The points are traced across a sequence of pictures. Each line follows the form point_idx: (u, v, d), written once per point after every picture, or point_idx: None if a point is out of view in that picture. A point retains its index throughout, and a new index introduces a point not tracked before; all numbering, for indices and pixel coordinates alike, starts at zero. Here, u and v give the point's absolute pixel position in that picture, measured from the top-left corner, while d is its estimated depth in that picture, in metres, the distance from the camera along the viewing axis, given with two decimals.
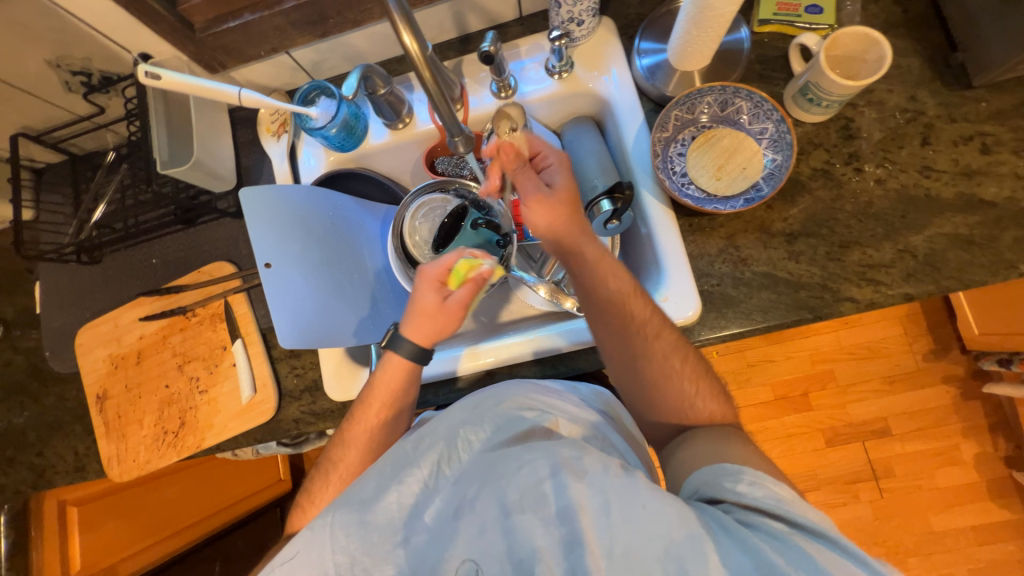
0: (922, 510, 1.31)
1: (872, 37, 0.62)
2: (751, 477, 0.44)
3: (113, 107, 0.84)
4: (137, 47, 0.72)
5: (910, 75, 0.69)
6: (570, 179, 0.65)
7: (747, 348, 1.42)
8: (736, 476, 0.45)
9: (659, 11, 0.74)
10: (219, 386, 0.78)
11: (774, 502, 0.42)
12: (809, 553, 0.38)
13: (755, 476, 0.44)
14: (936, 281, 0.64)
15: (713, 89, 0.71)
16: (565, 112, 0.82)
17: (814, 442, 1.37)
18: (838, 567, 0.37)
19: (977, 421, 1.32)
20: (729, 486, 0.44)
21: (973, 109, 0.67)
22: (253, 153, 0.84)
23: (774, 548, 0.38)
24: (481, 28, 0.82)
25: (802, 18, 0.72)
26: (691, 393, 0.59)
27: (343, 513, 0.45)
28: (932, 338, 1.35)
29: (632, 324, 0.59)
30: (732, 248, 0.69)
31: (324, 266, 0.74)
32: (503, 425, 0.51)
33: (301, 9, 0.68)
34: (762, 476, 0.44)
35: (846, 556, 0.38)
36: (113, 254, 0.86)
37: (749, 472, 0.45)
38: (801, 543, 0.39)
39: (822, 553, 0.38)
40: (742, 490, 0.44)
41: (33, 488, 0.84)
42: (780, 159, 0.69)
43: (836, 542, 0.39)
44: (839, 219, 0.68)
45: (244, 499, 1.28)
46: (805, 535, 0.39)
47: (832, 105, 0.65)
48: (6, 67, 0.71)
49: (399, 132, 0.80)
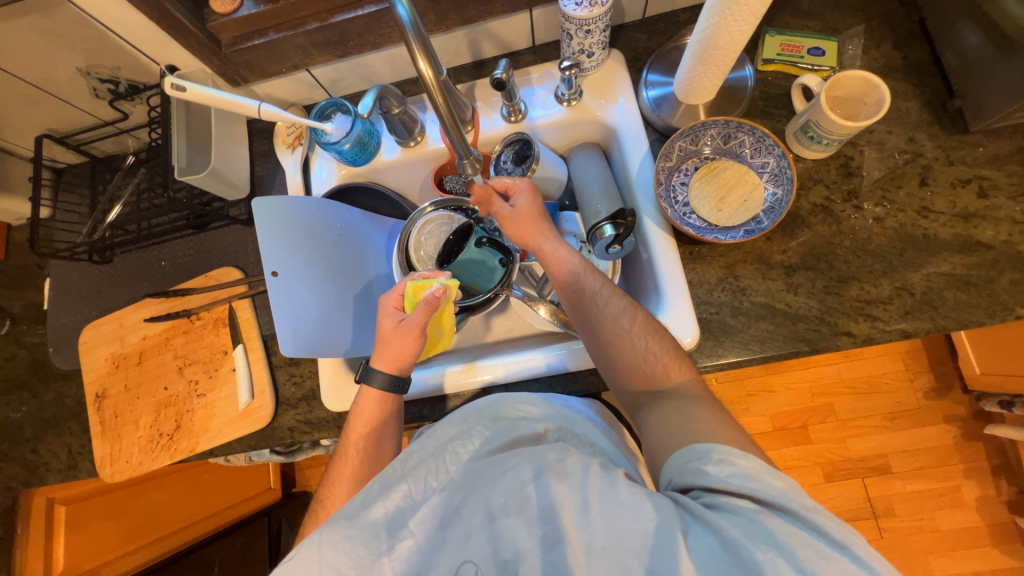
0: (922, 553, 1.29)
1: (871, 81, 0.65)
2: (718, 455, 0.44)
3: (136, 114, 0.87)
4: (165, 59, 0.75)
5: (908, 117, 0.71)
6: (535, 200, 0.69)
7: (746, 376, 1.42)
8: (703, 456, 0.44)
9: (667, 47, 0.77)
10: (217, 391, 0.78)
11: (741, 480, 0.42)
12: (771, 529, 0.38)
13: (724, 453, 0.44)
14: (933, 320, 0.65)
15: (716, 123, 0.73)
16: (572, 137, 0.84)
17: (811, 477, 1.35)
18: (798, 541, 0.37)
19: (979, 463, 1.30)
20: (698, 468, 0.44)
21: (970, 153, 0.69)
22: (267, 164, 0.87)
23: (738, 527, 0.38)
24: (495, 54, 0.85)
25: (805, 59, 0.74)
26: (664, 370, 0.56)
27: (331, 529, 0.43)
28: (934, 376, 1.34)
29: (595, 308, 0.61)
30: (731, 278, 0.70)
31: (330, 277, 0.75)
32: (492, 436, 0.50)
33: (324, 31, 0.71)
34: (727, 452, 0.44)
35: (806, 528, 0.38)
36: (124, 255, 0.88)
37: (716, 450, 0.44)
38: (766, 520, 0.39)
39: (786, 528, 0.38)
40: (711, 471, 0.43)
41: (23, 485, 0.84)
42: (780, 194, 0.70)
43: (799, 514, 0.39)
44: (838, 255, 0.69)
45: (231, 506, 1.28)
46: (769, 510, 0.39)
47: (832, 143, 0.67)
48: (38, 72, 0.74)
49: (410, 150, 0.82)
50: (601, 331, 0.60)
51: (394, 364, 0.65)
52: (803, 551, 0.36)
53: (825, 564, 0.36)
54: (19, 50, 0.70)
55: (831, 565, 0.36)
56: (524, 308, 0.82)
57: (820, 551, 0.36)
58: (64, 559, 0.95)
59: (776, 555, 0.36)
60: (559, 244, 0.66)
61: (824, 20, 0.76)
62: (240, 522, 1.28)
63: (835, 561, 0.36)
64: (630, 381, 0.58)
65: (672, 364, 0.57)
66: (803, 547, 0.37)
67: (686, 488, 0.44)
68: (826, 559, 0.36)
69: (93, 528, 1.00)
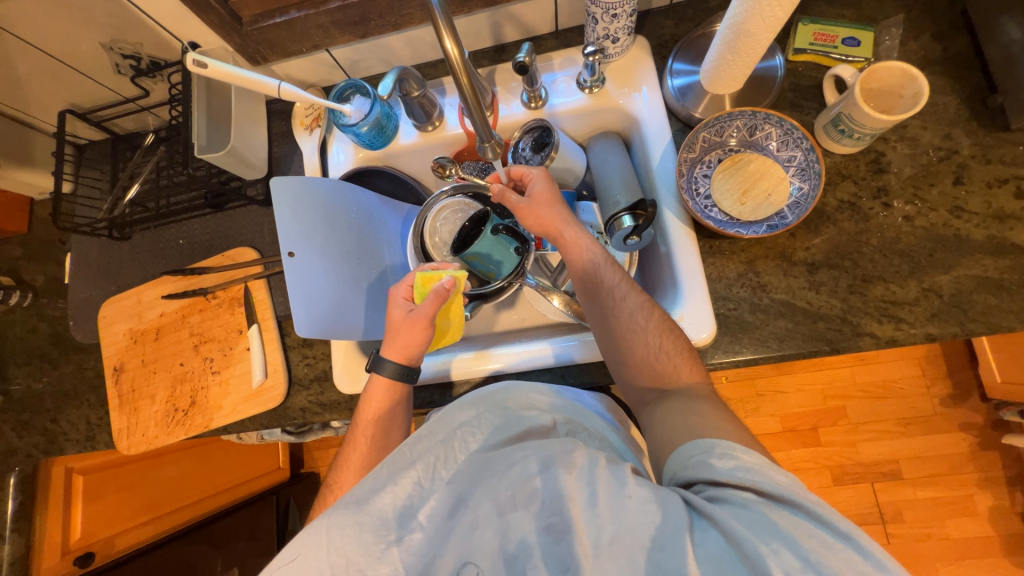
0: (929, 560, 1.27)
1: (909, 73, 0.62)
2: (722, 449, 0.44)
3: (157, 91, 0.87)
4: (187, 35, 0.75)
5: (945, 113, 0.69)
6: (550, 187, 0.68)
7: (757, 375, 1.40)
8: (707, 449, 0.45)
9: (695, 33, 0.75)
10: (231, 368, 0.79)
11: (744, 473, 0.42)
12: (774, 520, 0.38)
13: (727, 448, 0.44)
14: (960, 323, 0.63)
15: (743, 114, 0.71)
16: (593, 125, 0.83)
17: (819, 479, 1.33)
18: (802, 531, 0.37)
19: (994, 473, 1.27)
20: (702, 461, 0.44)
21: (1009, 151, 0.66)
22: (285, 145, 0.87)
23: (741, 519, 0.38)
24: (516, 38, 0.84)
25: (838, 49, 0.72)
26: (674, 370, 0.57)
27: (338, 514, 0.43)
28: (951, 382, 1.31)
29: (611, 301, 0.61)
30: (751, 273, 0.69)
31: (345, 259, 0.75)
32: (502, 426, 0.50)
33: (345, 10, 0.71)
34: (730, 447, 0.44)
35: (812, 520, 0.38)
36: (143, 232, 0.89)
37: (719, 444, 0.45)
38: (769, 510, 0.39)
39: (788, 518, 0.38)
40: (715, 464, 0.44)
41: (44, 453, 0.86)
42: (806, 188, 0.68)
43: (802, 506, 0.39)
44: (864, 253, 0.67)
45: (241, 483, 1.30)
46: (773, 503, 0.40)
47: (863, 138, 0.65)
48: (61, 46, 0.74)
49: (428, 134, 0.81)
50: (615, 323, 0.60)
51: (405, 354, 0.65)
52: (807, 542, 0.37)
53: (829, 554, 0.36)
54: (43, 24, 0.70)
55: (836, 556, 0.36)
56: (537, 298, 0.81)
57: (825, 541, 0.37)
58: (81, 526, 0.98)
59: (780, 546, 0.36)
60: (580, 234, 0.65)
61: (860, 9, 0.74)
62: (249, 500, 1.30)
63: (840, 552, 0.36)
64: (638, 376, 0.58)
65: (684, 366, 0.57)
66: (808, 538, 0.37)
67: (690, 482, 0.45)
68: (832, 550, 0.36)
69: (106, 500, 1.02)
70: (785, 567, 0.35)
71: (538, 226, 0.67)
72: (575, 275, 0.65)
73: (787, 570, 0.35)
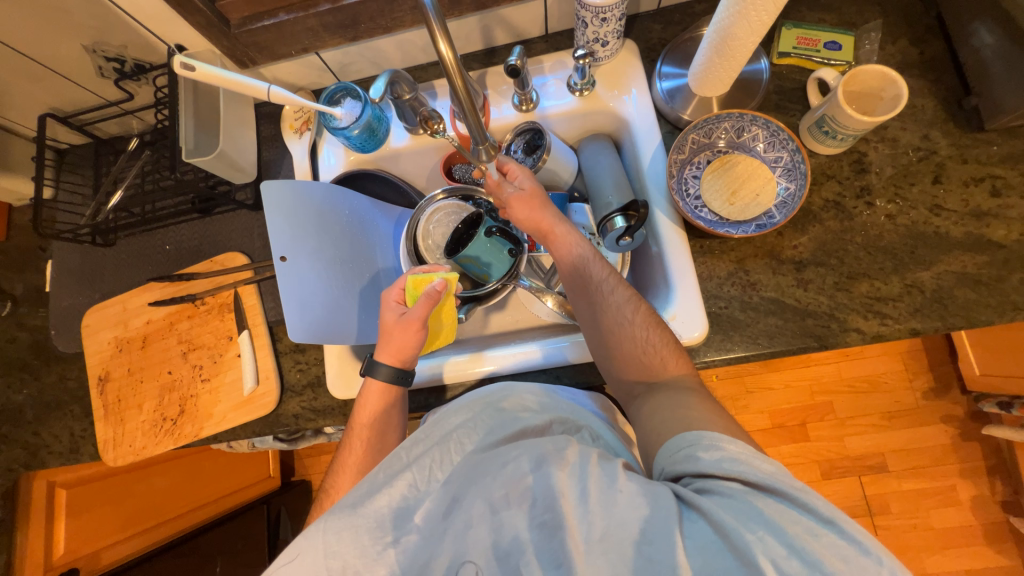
0: (916, 550, 1.30)
1: (889, 76, 0.64)
2: (708, 441, 0.45)
3: (142, 95, 0.85)
4: (173, 38, 0.74)
5: (924, 115, 0.71)
6: (536, 184, 0.69)
7: (747, 373, 1.42)
8: (694, 443, 0.46)
9: (683, 37, 0.76)
10: (221, 376, 0.78)
11: (730, 464, 0.43)
12: (759, 508, 0.39)
13: (713, 440, 0.45)
14: (942, 318, 0.65)
15: (730, 115, 0.72)
16: (584, 128, 0.83)
17: (809, 474, 1.35)
18: (787, 519, 0.38)
19: (976, 463, 1.31)
20: (689, 455, 0.45)
21: (984, 151, 0.68)
22: (274, 148, 0.86)
23: (727, 509, 0.39)
24: (507, 42, 0.84)
25: (820, 53, 0.74)
26: (662, 362, 0.58)
27: (335, 517, 0.42)
28: (934, 376, 1.35)
29: (599, 295, 0.61)
30: (741, 272, 0.70)
31: (337, 263, 0.74)
32: (496, 427, 0.50)
33: (335, 13, 0.70)
34: (716, 439, 0.45)
35: (796, 508, 0.39)
36: (128, 238, 0.87)
37: (706, 437, 0.46)
38: (754, 499, 0.40)
39: (773, 506, 0.39)
40: (701, 457, 0.44)
41: (25, 467, 0.83)
42: (793, 188, 0.70)
43: (786, 494, 0.40)
44: (849, 251, 0.69)
45: (231, 493, 1.27)
46: (758, 492, 0.40)
47: (847, 139, 0.66)
48: (42, 49, 0.73)
49: (419, 137, 0.81)
50: (603, 318, 0.60)
51: (399, 356, 0.65)
52: (791, 528, 0.37)
53: (813, 540, 0.37)
54: (23, 26, 0.68)
55: (821, 542, 0.37)
56: (530, 299, 0.82)
57: (809, 528, 0.37)
58: (65, 542, 0.95)
59: (765, 534, 0.37)
60: (567, 230, 0.66)
61: (841, 14, 0.76)
62: (241, 508, 1.27)
63: (823, 537, 0.37)
64: (627, 370, 0.59)
65: (671, 358, 0.58)
66: (792, 525, 0.38)
67: (678, 476, 0.45)
68: (815, 536, 0.37)
69: (92, 513, 1.00)
70: (772, 557, 0.36)
71: (527, 224, 0.67)
72: (564, 271, 0.65)
73: (774, 558, 0.36)
